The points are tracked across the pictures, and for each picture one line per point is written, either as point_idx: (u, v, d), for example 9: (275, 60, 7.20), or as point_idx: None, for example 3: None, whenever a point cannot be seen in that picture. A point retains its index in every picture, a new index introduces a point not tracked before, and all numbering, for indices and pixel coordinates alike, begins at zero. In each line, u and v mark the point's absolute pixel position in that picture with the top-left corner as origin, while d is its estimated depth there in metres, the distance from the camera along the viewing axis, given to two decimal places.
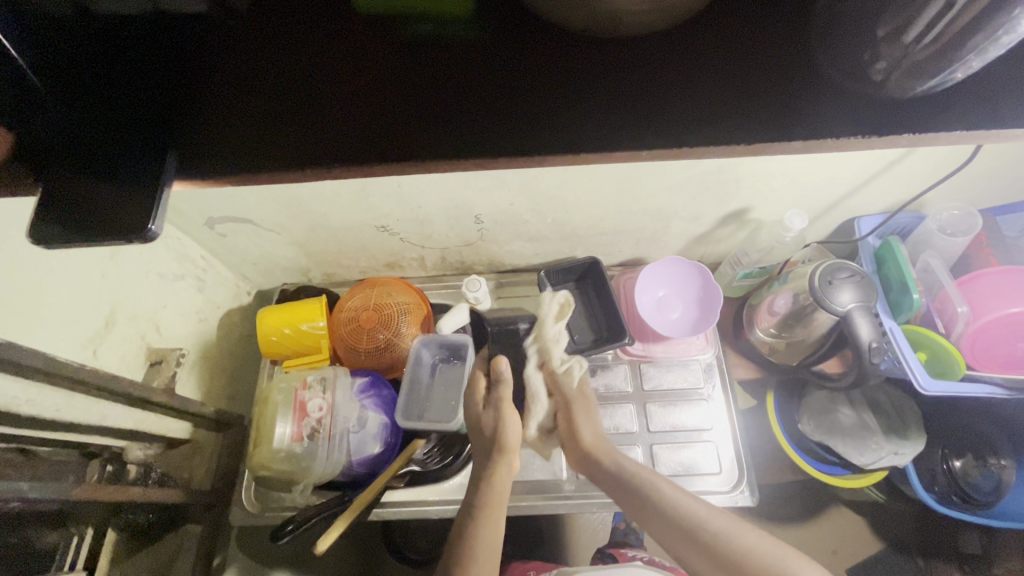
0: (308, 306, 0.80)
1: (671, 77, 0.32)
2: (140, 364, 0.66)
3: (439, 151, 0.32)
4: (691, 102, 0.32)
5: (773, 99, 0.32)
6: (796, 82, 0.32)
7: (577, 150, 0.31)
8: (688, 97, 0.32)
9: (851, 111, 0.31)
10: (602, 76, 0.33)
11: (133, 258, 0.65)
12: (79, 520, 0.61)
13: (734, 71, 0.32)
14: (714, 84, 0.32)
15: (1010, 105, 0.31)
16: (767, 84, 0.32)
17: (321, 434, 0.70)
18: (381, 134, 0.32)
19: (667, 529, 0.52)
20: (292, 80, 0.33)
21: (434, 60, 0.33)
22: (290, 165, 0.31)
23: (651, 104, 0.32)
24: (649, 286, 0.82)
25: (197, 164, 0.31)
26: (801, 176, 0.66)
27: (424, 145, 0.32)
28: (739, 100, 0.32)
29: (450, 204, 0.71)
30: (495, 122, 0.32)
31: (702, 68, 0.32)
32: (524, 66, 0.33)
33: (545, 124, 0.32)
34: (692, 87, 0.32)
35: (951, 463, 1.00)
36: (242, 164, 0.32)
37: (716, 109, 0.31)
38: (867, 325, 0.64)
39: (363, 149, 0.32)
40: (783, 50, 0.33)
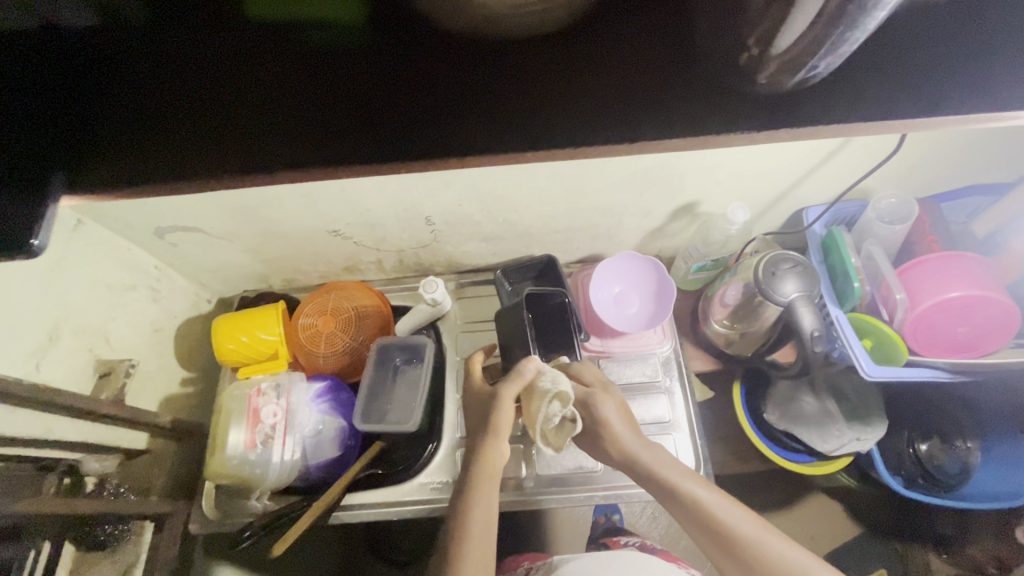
0: (265, 313, 0.79)
1: (563, 83, 0.33)
2: (88, 377, 0.66)
3: (324, 164, 0.32)
4: (582, 107, 0.32)
5: (658, 103, 0.32)
6: (673, 76, 0.33)
7: (459, 154, 0.32)
8: (577, 102, 0.32)
9: (727, 111, 0.32)
10: (486, 83, 0.33)
11: (77, 271, 0.65)
12: (35, 534, 0.61)
13: (622, 75, 0.33)
14: (600, 90, 0.33)
15: (896, 98, 0.31)
16: (653, 88, 0.33)
17: (275, 441, 0.69)
18: (275, 149, 0.33)
19: (702, 535, 0.57)
20: (187, 93, 0.33)
21: (327, 74, 0.33)
22: (182, 181, 0.32)
23: (543, 112, 0.33)
24: (605, 282, 0.83)
25: (88, 179, 0.32)
26: (743, 168, 0.67)
27: (313, 160, 0.32)
28: (626, 103, 0.32)
29: (399, 207, 0.72)
30: (381, 136, 0.33)
31: (591, 73, 0.33)
32: (415, 81, 0.33)
33: (439, 137, 0.33)
34: (581, 93, 0.33)
35: (918, 446, 1.02)
36: (130, 179, 0.32)
37: (604, 115, 0.32)
38: (809, 315, 0.65)
39: (253, 163, 0.33)
40: (668, 45, 0.33)
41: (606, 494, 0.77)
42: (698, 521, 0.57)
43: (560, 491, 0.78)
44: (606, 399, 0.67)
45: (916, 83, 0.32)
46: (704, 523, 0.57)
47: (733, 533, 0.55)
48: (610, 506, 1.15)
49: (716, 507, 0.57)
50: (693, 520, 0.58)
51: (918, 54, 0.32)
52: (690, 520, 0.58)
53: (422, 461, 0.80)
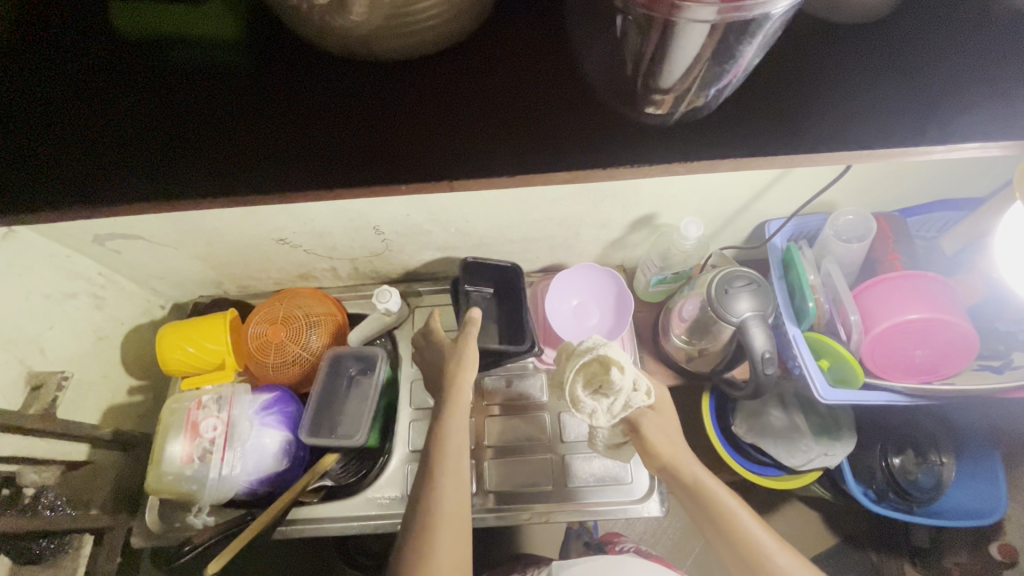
0: (212, 322, 0.77)
1: (466, 118, 0.36)
2: (19, 389, 0.64)
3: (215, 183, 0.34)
4: (462, 134, 0.35)
5: (550, 140, 0.35)
6: (541, 102, 0.36)
7: (355, 183, 0.34)
8: (476, 136, 0.35)
9: (626, 145, 0.36)
10: (364, 104, 0.36)
11: (7, 281, 0.63)
12: None
13: (520, 112, 0.36)
14: (497, 126, 0.35)
15: (785, 138, 0.37)
16: (548, 127, 0.36)
17: (214, 455, 0.68)
18: (160, 169, 0.35)
19: (733, 558, 0.56)
20: (114, 125, 0.36)
21: (212, 93, 0.36)
22: (69, 203, 0.34)
23: (443, 142, 0.35)
24: (563, 293, 0.80)
25: None
26: (697, 182, 0.64)
27: (207, 181, 0.35)
28: (519, 136, 0.35)
29: (345, 216, 0.70)
30: (269, 153, 0.35)
31: (463, 96, 0.36)
32: (297, 99, 0.36)
33: (344, 164, 0.35)
34: (476, 128, 0.36)
35: (891, 460, 0.99)
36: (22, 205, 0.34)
37: (501, 145, 0.35)
38: (760, 335, 0.63)
39: (145, 185, 0.34)
40: (536, 74, 0.37)
41: (560, 511, 0.75)
42: (722, 527, 0.57)
43: (513, 507, 0.76)
44: (653, 418, 0.64)
45: (813, 123, 0.37)
46: (740, 546, 0.55)
47: (769, 562, 0.54)
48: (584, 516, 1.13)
49: (757, 532, 0.56)
50: (717, 528, 0.57)
51: (806, 105, 0.38)
52: (722, 541, 0.57)
53: (373, 475, 0.79)
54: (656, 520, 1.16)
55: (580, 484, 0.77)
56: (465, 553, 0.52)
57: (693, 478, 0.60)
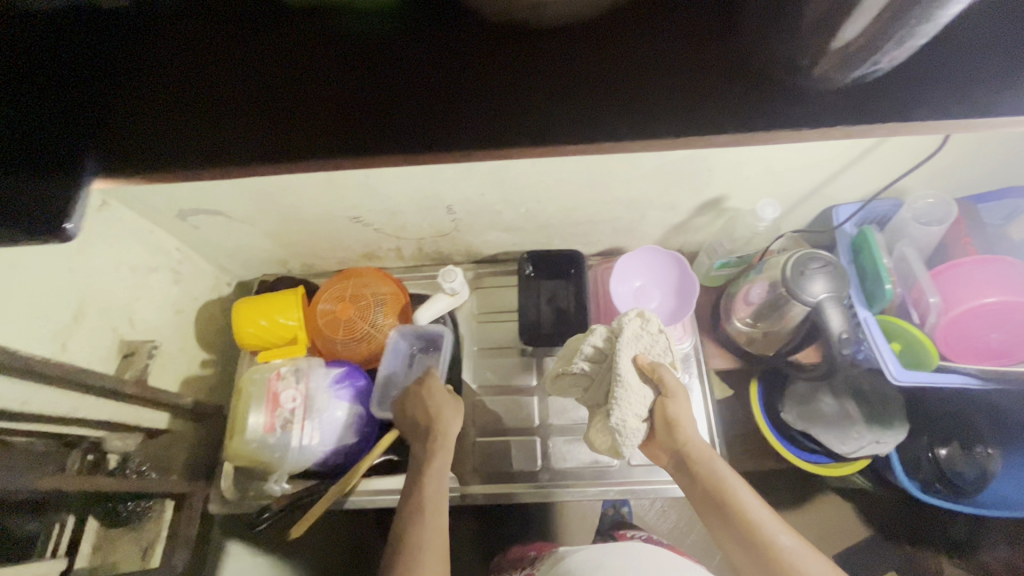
0: (284, 298, 0.79)
1: (598, 75, 0.31)
2: (113, 357, 0.66)
3: (361, 147, 0.30)
4: (642, 95, 0.30)
5: (695, 94, 0.30)
6: (723, 62, 0.31)
7: (518, 143, 0.30)
8: (607, 91, 0.31)
9: (803, 103, 0.29)
10: (535, 68, 0.32)
11: (102, 252, 0.65)
12: (58, 508, 0.65)
13: (652, 65, 0.31)
14: (631, 83, 0.31)
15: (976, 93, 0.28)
16: (691, 80, 0.30)
17: (295, 425, 0.70)
18: (296, 132, 0.31)
19: (734, 539, 0.58)
20: (212, 77, 0.32)
21: (365, 61, 0.32)
22: (204, 161, 0.30)
23: (568, 97, 0.31)
24: (626, 276, 0.81)
25: (118, 159, 0.30)
26: (774, 164, 0.65)
27: (354, 143, 0.31)
28: (649, 91, 0.30)
29: (421, 195, 0.71)
30: (424, 117, 0.31)
31: (645, 64, 0.31)
32: (457, 66, 0.32)
33: (471, 120, 0.31)
34: (603, 83, 0.31)
35: (937, 451, 1.00)
36: (156, 161, 0.30)
37: (628, 104, 0.30)
38: (838, 316, 0.64)
39: (286, 148, 0.31)
40: (714, 34, 0.32)
41: (621, 490, 0.76)
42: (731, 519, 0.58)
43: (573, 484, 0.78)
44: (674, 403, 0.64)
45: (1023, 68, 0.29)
46: (743, 529, 0.57)
47: (774, 544, 0.55)
48: (618, 499, 1.16)
49: (761, 516, 0.57)
50: (727, 519, 0.58)
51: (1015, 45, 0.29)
52: (724, 528, 0.59)
53: None
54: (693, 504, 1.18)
55: (642, 463, 0.78)
56: (442, 574, 0.58)
57: (706, 462, 0.62)
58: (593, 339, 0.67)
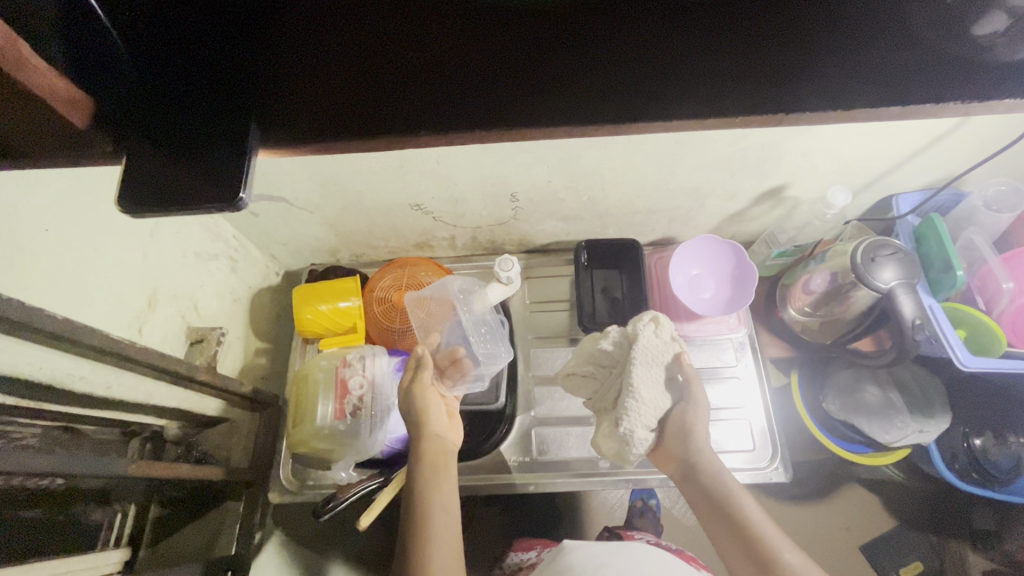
0: (341, 284, 0.80)
1: (774, 38, 0.30)
2: (181, 342, 0.66)
3: (521, 117, 0.30)
4: (810, 63, 0.30)
5: (856, 69, 0.30)
6: (890, 26, 0.29)
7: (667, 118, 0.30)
8: (769, 61, 0.30)
9: (959, 78, 0.29)
10: (706, 27, 0.30)
11: (172, 237, 0.64)
12: (123, 498, 0.65)
13: (819, 32, 0.30)
14: (798, 41, 0.30)
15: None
16: (857, 53, 0.30)
17: (363, 412, 0.69)
18: (455, 100, 0.30)
19: (737, 555, 0.55)
20: (362, 23, 0.30)
21: (525, 18, 0.30)
22: (368, 134, 0.31)
23: (732, 65, 0.30)
24: (683, 265, 0.82)
25: (280, 127, 0.30)
26: (844, 151, 0.66)
27: (514, 111, 0.30)
28: (813, 63, 0.30)
29: (487, 182, 0.71)
30: (583, 84, 0.30)
31: (823, 27, 0.30)
32: (628, 28, 0.30)
33: (632, 83, 0.30)
34: (769, 51, 0.30)
35: (971, 441, 1.01)
36: (317, 131, 0.30)
37: (790, 76, 0.30)
38: (910, 303, 0.64)
39: (442, 115, 0.30)
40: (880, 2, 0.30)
41: None
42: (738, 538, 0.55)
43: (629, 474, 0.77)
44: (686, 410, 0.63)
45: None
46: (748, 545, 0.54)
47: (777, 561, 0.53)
48: (647, 491, 1.18)
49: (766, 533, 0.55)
50: (735, 540, 0.56)
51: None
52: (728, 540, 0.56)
53: (497, 438, 0.80)
54: None
55: None
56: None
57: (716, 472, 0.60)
58: (604, 343, 0.68)
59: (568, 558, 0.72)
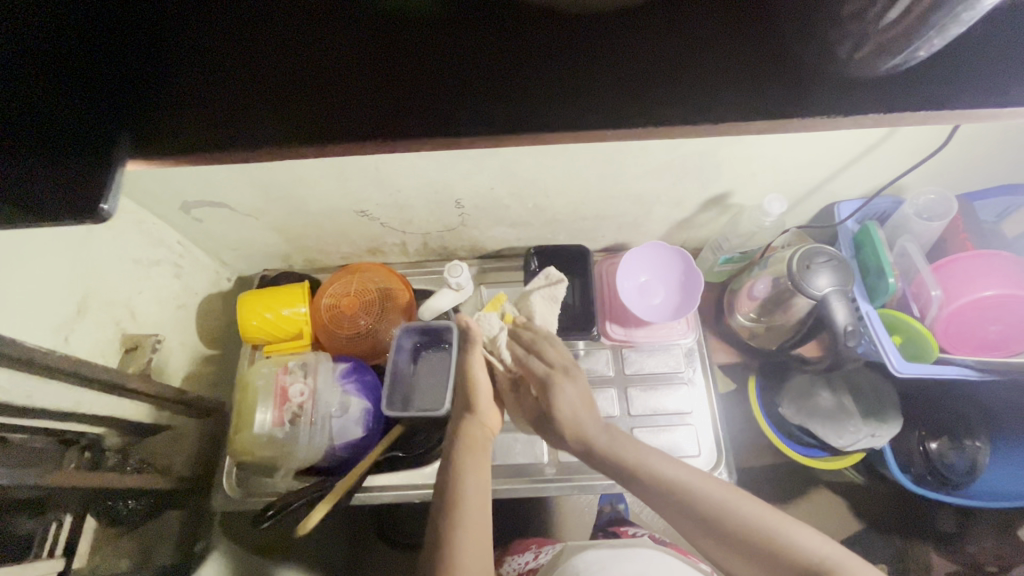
0: (289, 291, 0.80)
1: (650, 62, 0.30)
2: (114, 350, 0.65)
3: (407, 131, 0.30)
4: (678, 82, 0.30)
5: (727, 84, 0.30)
6: (757, 47, 0.30)
7: (535, 130, 0.30)
8: (647, 75, 0.30)
9: (828, 92, 0.29)
10: (577, 48, 0.31)
11: (106, 243, 0.64)
12: (58, 506, 0.62)
13: (690, 50, 0.30)
14: (672, 62, 0.30)
15: (1006, 84, 0.28)
16: (732, 67, 0.30)
17: (302, 419, 0.70)
18: (340, 117, 0.30)
19: (668, 509, 0.54)
20: (244, 43, 0.31)
21: (408, 43, 0.31)
22: (254, 147, 0.30)
23: (612, 77, 0.30)
24: (632, 271, 0.82)
25: (156, 140, 0.30)
26: (781, 160, 0.67)
27: (398, 120, 0.30)
28: (689, 76, 0.30)
29: (430, 189, 0.71)
30: (457, 101, 0.30)
31: (691, 48, 0.31)
32: (510, 51, 0.31)
33: (509, 100, 0.30)
34: (646, 66, 0.30)
35: (927, 445, 1.00)
36: (196, 144, 0.30)
37: (665, 89, 0.30)
38: (843, 309, 0.65)
39: (327, 130, 0.30)
40: (753, 19, 0.31)
41: (626, 483, 0.77)
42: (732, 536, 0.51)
43: (576, 480, 0.77)
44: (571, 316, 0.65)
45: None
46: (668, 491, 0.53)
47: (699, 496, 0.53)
48: (616, 495, 1.17)
49: (675, 473, 0.54)
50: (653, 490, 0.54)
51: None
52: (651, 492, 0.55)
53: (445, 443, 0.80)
54: None
55: None
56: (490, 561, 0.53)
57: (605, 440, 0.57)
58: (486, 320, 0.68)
59: (575, 561, 0.75)
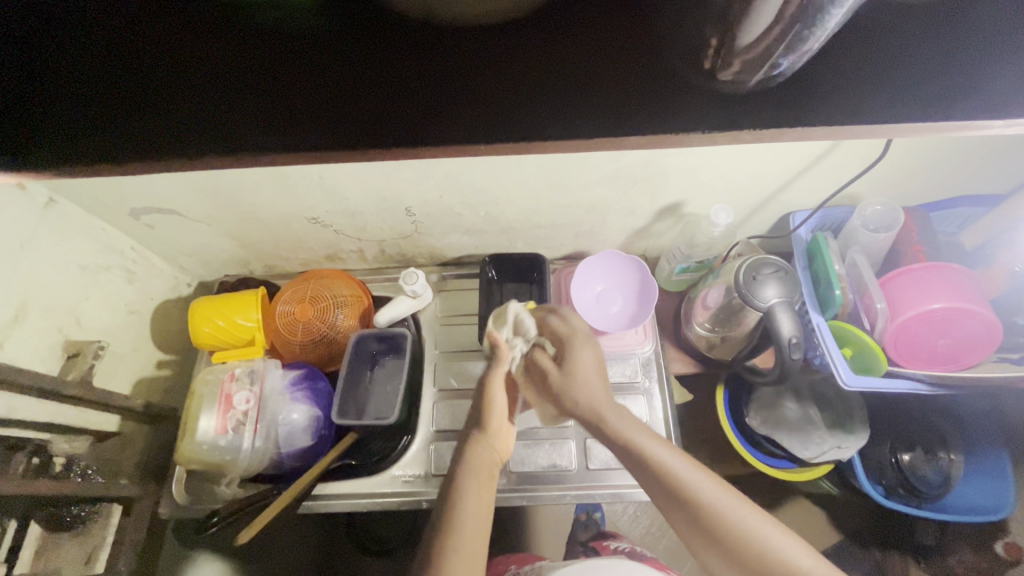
0: (244, 299, 0.79)
1: (521, 79, 0.32)
2: (56, 356, 0.65)
3: (285, 142, 0.32)
4: (545, 97, 0.31)
5: (593, 101, 0.31)
6: (627, 64, 0.31)
7: (402, 140, 0.32)
8: (516, 89, 0.32)
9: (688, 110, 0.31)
10: (448, 62, 0.32)
11: (49, 249, 0.64)
12: (2, 512, 0.60)
13: (557, 67, 0.32)
14: (541, 78, 0.32)
15: (877, 95, 0.29)
16: (597, 82, 0.31)
17: (247, 427, 0.69)
18: (227, 132, 0.33)
19: (669, 504, 0.53)
20: (135, 59, 0.33)
21: (289, 57, 0.33)
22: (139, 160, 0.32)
23: (478, 95, 0.32)
24: (587, 281, 0.82)
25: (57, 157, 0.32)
26: (728, 172, 0.66)
27: (281, 130, 0.32)
28: (558, 91, 0.31)
29: (378, 196, 0.71)
30: (332, 115, 0.32)
31: (562, 66, 0.32)
32: (383, 63, 0.33)
33: (384, 109, 0.32)
34: (520, 83, 0.32)
35: (900, 456, 0.97)
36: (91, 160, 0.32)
37: (533, 103, 0.32)
38: (789, 321, 0.64)
39: (214, 143, 0.33)
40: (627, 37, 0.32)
41: (579, 494, 0.76)
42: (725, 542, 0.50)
43: (528, 490, 0.76)
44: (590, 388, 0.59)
45: (919, 72, 0.30)
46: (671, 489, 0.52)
47: (698, 499, 0.51)
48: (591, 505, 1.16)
49: (681, 470, 0.52)
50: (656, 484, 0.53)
51: (910, 44, 0.30)
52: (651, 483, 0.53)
53: (399, 450, 0.79)
54: (660, 512, 1.19)
55: (600, 467, 0.78)
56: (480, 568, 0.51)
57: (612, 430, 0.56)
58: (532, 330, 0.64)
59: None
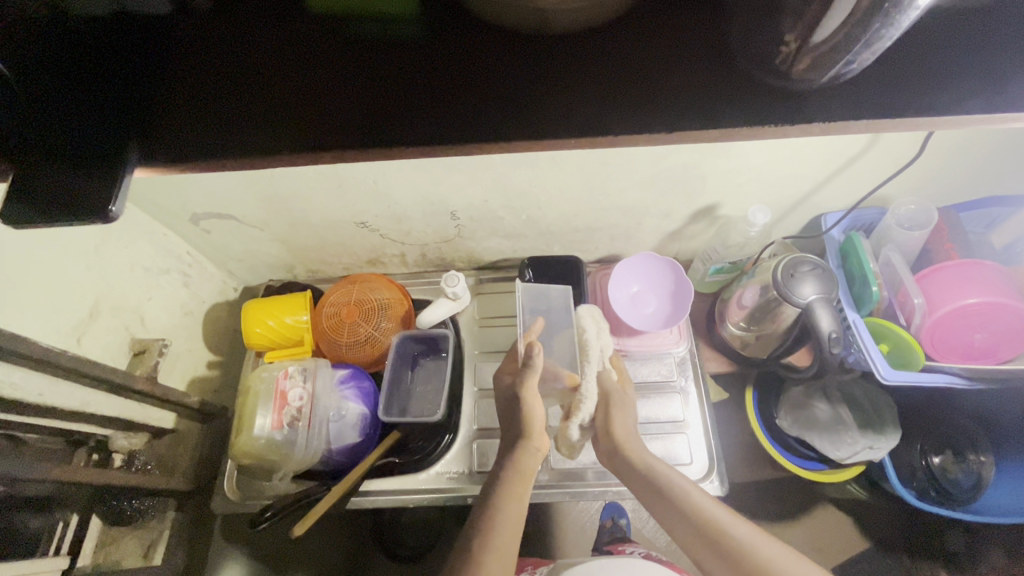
0: (292, 300, 0.83)
1: (608, 79, 0.33)
2: (123, 353, 0.68)
3: (371, 140, 0.33)
4: (628, 91, 0.33)
5: (682, 99, 0.32)
6: (708, 60, 0.34)
7: (490, 135, 0.32)
8: (602, 84, 0.33)
9: (764, 102, 0.32)
10: (541, 68, 0.34)
11: (118, 252, 0.67)
12: (66, 505, 0.63)
13: (641, 65, 0.33)
14: (627, 77, 0.33)
15: (937, 95, 0.31)
16: (688, 77, 0.33)
17: (301, 422, 0.72)
18: (317, 126, 0.33)
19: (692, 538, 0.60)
20: (249, 68, 0.35)
21: (383, 62, 0.34)
22: (246, 154, 0.33)
23: (568, 90, 0.33)
24: (624, 282, 0.84)
25: (158, 151, 0.33)
26: (765, 173, 0.69)
27: (376, 125, 0.33)
28: (641, 86, 0.33)
29: (426, 200, 0.74)
30: (422, 113, 0.33)
31: (648, 63, 0.34)
32: (475, 64, 0.34)
33: (472, 106, 0.33)
34: (613, 82, 0.33)
35: (931, 459, 0.97)
36: (192, 154, 0.33)
37: (622, 97, 0.33)
38: (828, 316, 0.66)
39: (303, 138, 0.33)
40: (702, 40, 0.34)
41: (619, 491, 0.77)
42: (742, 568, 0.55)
43: (568, 487, 0.78)
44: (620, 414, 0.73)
45: (978, 76, 0.31)
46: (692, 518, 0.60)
47: (716, 524, 0.58)
48: (618, 510, 1.16)
49: (701, 501, 0.61)
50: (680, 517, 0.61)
51: (963, 51, 0.32)
52: (676, 520, 0.61)
53: (444, 446, 0.81)
54: None
55: (639, 464, 0.79)
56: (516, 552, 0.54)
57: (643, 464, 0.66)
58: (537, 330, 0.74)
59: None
